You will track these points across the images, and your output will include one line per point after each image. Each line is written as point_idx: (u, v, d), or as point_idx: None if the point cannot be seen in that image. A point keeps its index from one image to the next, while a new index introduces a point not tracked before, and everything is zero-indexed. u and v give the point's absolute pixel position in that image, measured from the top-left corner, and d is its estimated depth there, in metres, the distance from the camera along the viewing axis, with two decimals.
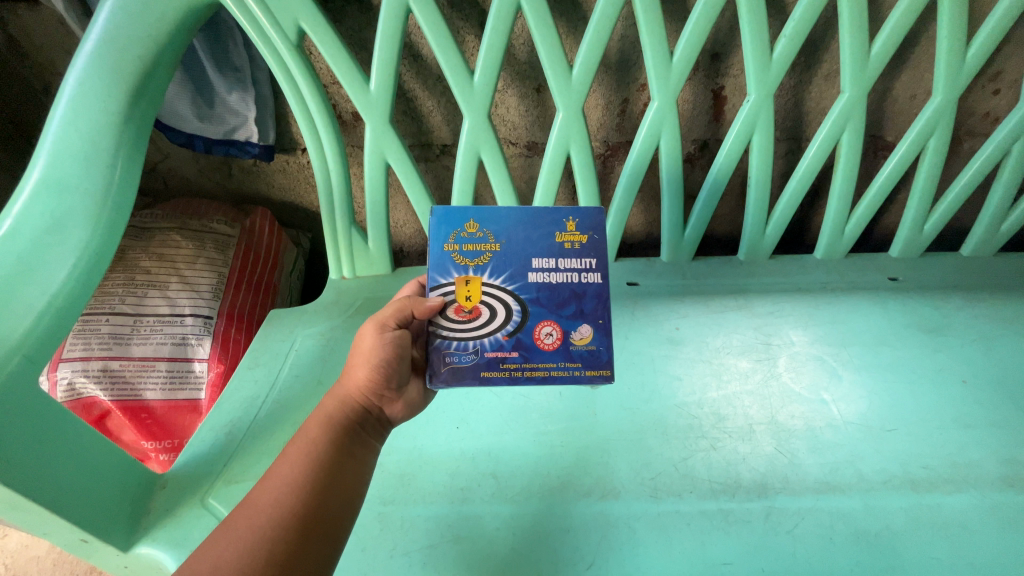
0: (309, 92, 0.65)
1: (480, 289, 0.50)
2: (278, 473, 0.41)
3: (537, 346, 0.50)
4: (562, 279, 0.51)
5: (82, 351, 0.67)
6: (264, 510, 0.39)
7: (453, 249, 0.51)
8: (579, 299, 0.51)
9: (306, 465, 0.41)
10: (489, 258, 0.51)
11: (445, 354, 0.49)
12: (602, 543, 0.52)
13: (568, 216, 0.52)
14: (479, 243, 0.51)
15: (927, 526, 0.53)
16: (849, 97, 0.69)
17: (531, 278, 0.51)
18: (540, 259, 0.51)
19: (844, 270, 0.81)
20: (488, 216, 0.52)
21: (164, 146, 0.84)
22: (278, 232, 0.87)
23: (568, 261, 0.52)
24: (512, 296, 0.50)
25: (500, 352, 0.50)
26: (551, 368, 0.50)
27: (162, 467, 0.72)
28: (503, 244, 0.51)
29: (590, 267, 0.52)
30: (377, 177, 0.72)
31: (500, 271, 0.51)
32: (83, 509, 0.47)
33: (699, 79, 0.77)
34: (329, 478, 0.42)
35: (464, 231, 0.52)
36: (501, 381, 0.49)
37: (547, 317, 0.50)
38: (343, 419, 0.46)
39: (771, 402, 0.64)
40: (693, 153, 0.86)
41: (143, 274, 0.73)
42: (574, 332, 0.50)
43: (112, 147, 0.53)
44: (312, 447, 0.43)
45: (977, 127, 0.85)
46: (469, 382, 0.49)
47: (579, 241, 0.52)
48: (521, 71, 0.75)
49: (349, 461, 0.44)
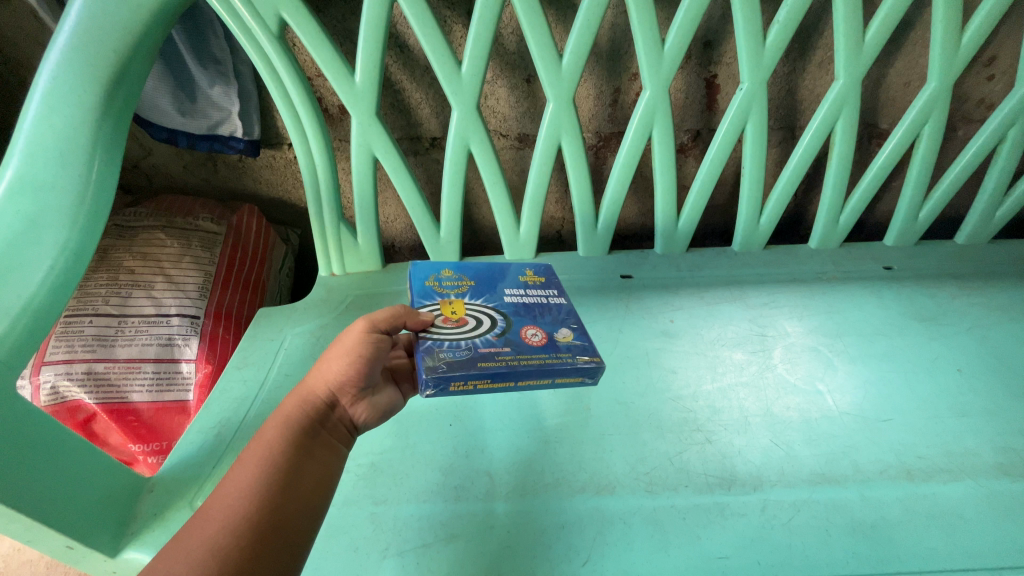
0: (293, 85, 0.64)
1: (463, 307, 0.53)
2: (232, 480, 0.40)
3: (527, 342, 0.49)
4: (534, 300, 0.56)
5: (65, 353, 0.66)
6: (218, 517, 0.37)
7: (434, 283, 0.56)
8: (551, 312, 0.54)
9: (265, 469, 0.41)
10: (466, 289, 0.56)
11: (437, 351, 0.46)
12: (597, 539, 0.51)
13: (526, 267, 0.61)
14: (456, 281, 0.57)
15: (924, 516, 0.53)
16: (842, 85, 0.68)
17: (506, 298, 0.55)
18: (511, 288, 0.57)
19: (839, 259, 0.81)
20: (461, 266, 0.59)
21: (147, 143, 0.83)
22: (265, 229, 0.86)
23: (534, 291, 0.57)
24: (492, 312, 0.52)
25: (493, 348, 0.48)
26: (546, 358, 0.48)
27: (150, 471, 0.70)
28: (476, 280, 0.57)
29: (555, 293, 0.57)
30: (365, 172, 0.70)
31: (477, 297, 0.55)
32: (67, 514, 0.46)
33: (692, 67, 0.76)
34: (291, 480, 0.41)
35: (442, 274, 0.57)
36: (498, 369, 0.45)
37: (529, 323, 0.52)
38: (307, 421, 0.45)
39: (766, 394, 0.64)
40: (687, 143, 0.85)
41: (128, 274, 0.72)
42: (557, 332, 0.51)
43: (87, 143, 0.51)
44: (271, 451, 0.42)
45: (972, 113, 0.84)
46: (467, 371, 0.45)
47: (539, 280, 0.59)
48: (511, 61, 0.74)
49: (309, 465, 0.43)
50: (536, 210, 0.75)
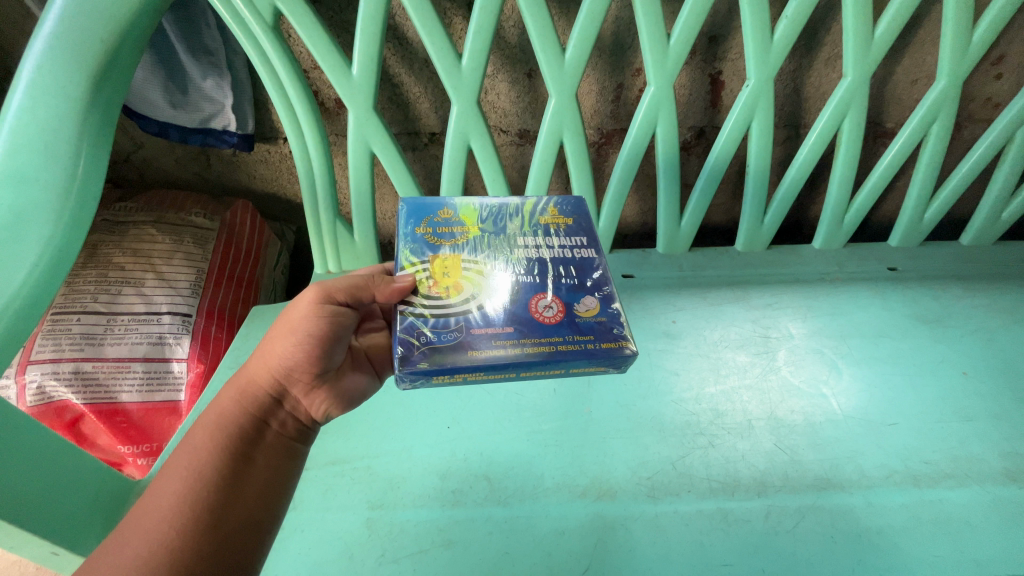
0: (287, 77, 0.62)
1: (458, 266, 0.49)
2: (164, 484, 0.39)
3: (535, 320, 0.46)
4: (556, 254, 0.51)
5: (52, 352, 0.64)
6: (147, 524, 0.36)
7: (425, 231, 0.51)
8: (577, 274, 0.50)
9: (200, 469, 0.39)
10: (464, 239, 0.51)
11: (421, 330, 0.44)
12: (597, 546, 0.50)
13: (550, 204, 0.56)
14: (454, 227, 0.52)
15: (930, 523, 0.52)
16: (851, 82, 0.66)
17: (520, 253, 0.51)
18: (526, 237, 0.52)
19: (843, 260, 0.80)
20: (461, 208, 0.54)
21: (138, 136, 0.81)
22: (260, 225, 0.84)
23: (559, 238, 0.53)
24: (501, 273, 0.49)
25: (491, 329, 0.45)
26: (555, 342, 0.44)
27: (140, 474, 0.67)
28: (477, 227, 0.52)
29: (582, 242, 0.53)
30: (362, 167, 0.69)
31: (481, 246, 0.51)
32: (54, 521, 0.45)
33: (696, 63, 0.74)
34: (233, 477, 0.40)
35: (437, 217, 0.53)
36: (494, 357, 0.43)
37: (545, 291, 0.48)
38: (247, 413, 0.44)
39: (769, 397, 0.62)
40: (690, 141, 0.84)
41: (117, 270, 0.70)
42: (577, 304, 0.47)
43: (73, 136, 0.49)
44: (206, 450, 0.41)
45: (979, 112, 0.83)
46: (454, 362, 0.43)
47: (563, 224, 0.54)
48: (511, 55, 0.72)
49: (249, 464, 0.41)
50: None
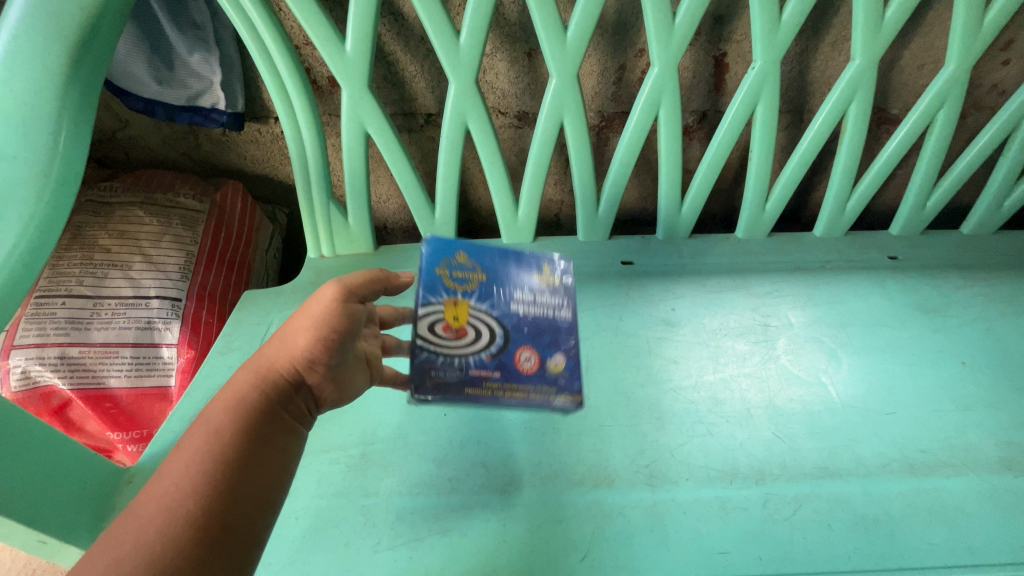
0: (279, 54, 0.60)
1: (469, 312, 0.54)
2: (177, 464, 0.36)
3: (519, 369, 0.53)
4: (540, 313, 0.56)
5: (37, 337, 0.62)
6: (153, 505, 0.34)
7: (443, 272, 0.55)
8: (553, 332, 0.56)
9: (213, 451, 0.37)
10: (475, 286, 0.55)
11: (427, 368, 0.51)
12: (596, 534, 0.50)
13: (543, 259, 0.60)
14: (468, 272, 0.55)
15: (926, 511, 0.52)
16: (858, 64, 0.65)
17: (513, 305, 0.56)
18: (522, 292, 0.57)
19: (844, 248, 0.79)
20: (474, 250, 0.57)
21: (123, 113, 0.78)
22: (251, 207, 0.82)
23: (545, 296, 0.58)
24: (497, 322, 0.54)
25: (483, 372, 0.52)
26: (530, 391, 0.52)
27: (130, 460, 0.67)
28: (488, 275, 0.56)
29: (562, 304, 0.58)
30: (357, 149, 0.67)
31: (488, 297, 0.55)
32: (40, 508, 0.44)
33: (700, 45, 0.72)
34: (246, 464, 0.38)
35: (454, 259, 0.56)
36: (484, 400, 0.51)
37: (528, 343, 0.54)
38: (265, 398, 0.41)
39: (768, 385, 0.62)
40: (692, 125, 0.82)
41: (103, 253, 0.68)
42: (550, 359, 0.54)
43: (53, 110, 0.47)
44: (221, 431, 0.38)
45: (983, 100, 0.82)
46: (454, 397, 0.50)
47: (551, 280, 0.59)
48: (511, 33, 0.70)
49: (261, 452, 0.39)
50: (535, 191, 0.72)
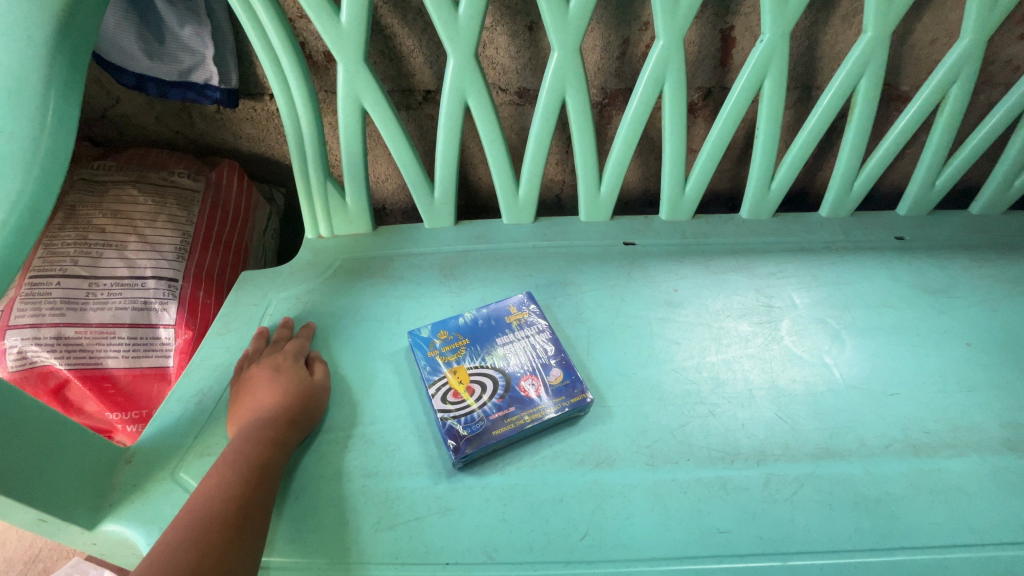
0: (272, 27, 0.58)
1: (468, 374, 0.58)
2: (188, 505, 0.43)
3: (527, 397, 0.56)
4: (523, 344, 0.61)
5: (33, 317, 0.62)
6: (176, 530, 0.41)
7: (437, 352, 0.60)
8: (542, 356, 0.60)
9: (222, 487, 0.44)
10: (464, 349, 0.61)
11: (457, 427, 0.54)
12: (596, 513, 0.50)
13: (511, 304, 0.65)
14: (452, 341, 0.61)
15: (928, 491, 0.52)
16: (870, 38, 0.63)
17: (499, 352, 0.60)
18: (501, 336, 0.62)
19: (850, 228, 0.78)
20: (451, 323, 0.63)
21: (114, 90, 0.76)
22: (248, 187, 0.81)
23: (521, 331, 0.63)
24: (497, 369, 0.59)
25: (501, 411, 0.55)
26: (545, 409, 0.55)
27: (130, 439, 0.68)
28: (470, 336, 0.62)
29: (540, 328, 0.63)
30: (353, 127, 0.65)
31: (477, 353, 0.60)
32: (39, 486, 0.43)
33: (707, 17, 0.70)
34: (251, 493, 0.45)
35: (438, 338, 0.62)
36: (513, 434, 0.53)
37: (528, 373, 0.58)
38: (258, 442, 0.49)
39: (771, 365, 0.61)
40: (697, 103, 0.80)
41: (98, 233, 0.67)
42: (547, 374, 0.58)
43: (40, 82, 0.46)
44: (225, 473, 0.46)
45: (997, 75, 0.79)
46: (487, 443, 0.53)
47: (522, 316, 0.64)
48: (512, 5, 0.68)
49: (267, 477, 0.47)
50: (536, 170, 0.71)
